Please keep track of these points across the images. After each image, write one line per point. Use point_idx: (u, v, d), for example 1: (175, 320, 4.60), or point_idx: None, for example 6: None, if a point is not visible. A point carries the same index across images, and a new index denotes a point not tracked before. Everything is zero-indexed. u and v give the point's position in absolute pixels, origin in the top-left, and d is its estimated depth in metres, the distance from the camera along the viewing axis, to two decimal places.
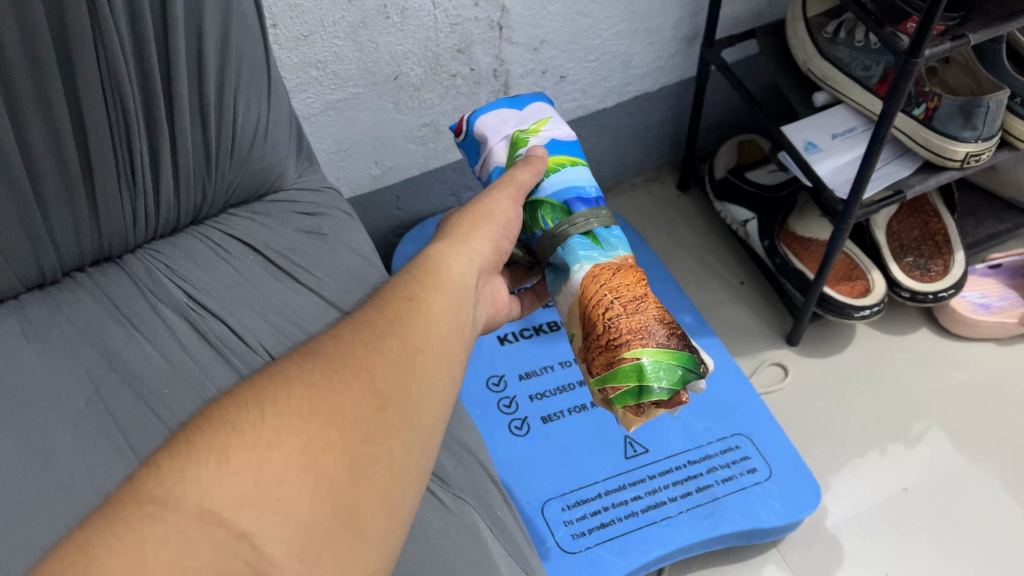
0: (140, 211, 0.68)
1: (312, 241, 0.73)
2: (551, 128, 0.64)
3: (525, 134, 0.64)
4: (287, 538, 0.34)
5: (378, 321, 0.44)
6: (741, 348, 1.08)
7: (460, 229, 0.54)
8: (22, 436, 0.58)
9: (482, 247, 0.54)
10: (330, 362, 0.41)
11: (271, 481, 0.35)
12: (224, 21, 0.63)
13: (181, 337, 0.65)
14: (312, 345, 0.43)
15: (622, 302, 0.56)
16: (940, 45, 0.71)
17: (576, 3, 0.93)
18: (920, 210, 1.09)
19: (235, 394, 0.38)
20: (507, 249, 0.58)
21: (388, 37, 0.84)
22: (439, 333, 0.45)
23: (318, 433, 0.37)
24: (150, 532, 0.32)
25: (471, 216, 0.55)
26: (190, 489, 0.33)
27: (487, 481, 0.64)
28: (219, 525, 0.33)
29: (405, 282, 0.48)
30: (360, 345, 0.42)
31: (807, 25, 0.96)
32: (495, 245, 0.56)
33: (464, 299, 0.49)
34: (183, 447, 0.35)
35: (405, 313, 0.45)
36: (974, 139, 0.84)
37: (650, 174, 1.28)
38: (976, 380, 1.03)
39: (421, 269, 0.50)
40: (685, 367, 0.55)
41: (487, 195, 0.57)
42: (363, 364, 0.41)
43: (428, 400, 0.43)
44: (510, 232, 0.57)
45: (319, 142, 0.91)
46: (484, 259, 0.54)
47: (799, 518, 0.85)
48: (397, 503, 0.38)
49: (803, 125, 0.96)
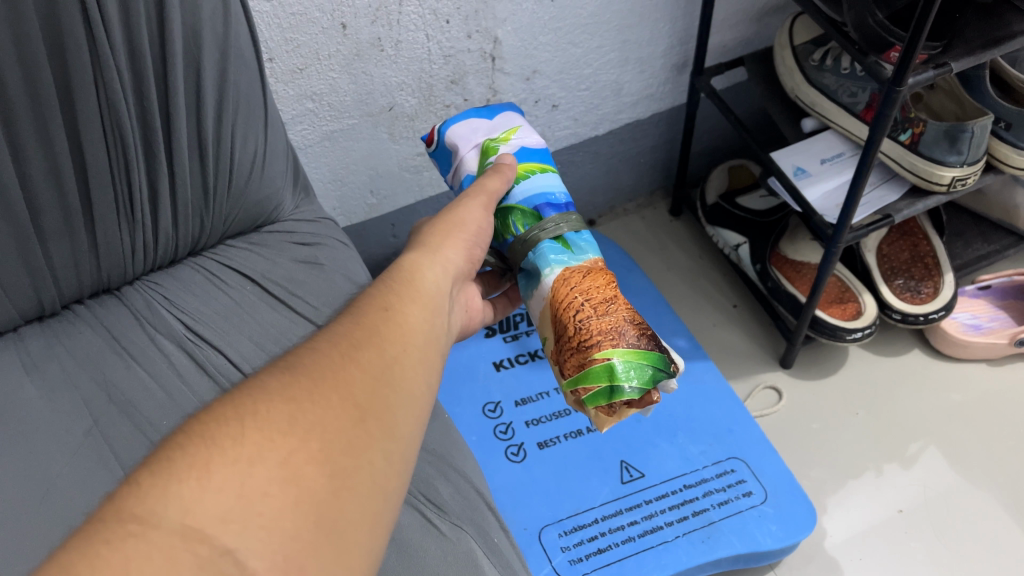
0: (139, 245, 0.69)
1: (309, 271, 0.74)
2: (520, 136, 0.66)
3: (496, 142, 0.65)
4: (271, 552, 0.33)
5: (355, 332, 0.44)
6: (735, 371, 1.08)
7: (433, 238, 0.56)
8: (20, 468, 0.58)
9: (456, 254, 0.55)
10: (306, 374, 0.40)
11: (253, 496, 0.34)
12: (223, 56, 0.64)
13: (180, 368, 0.65)
14: (289, 358, 0.42)
15: (593, 303, 0.58)
16: (923, 73, 0.73)
17: (567, 34, 0.94)
18: (909, 233, 1.10)
19: (213, 409, 0.38)
20: (480, 256, 0.60)
21: (382, 69, 0.86)
22: (415, 344, 0.46)
23: (299, 446, 0.37)
24: (134, 551, 0.31)
25: (444, 225, 0.57)
26: (173, 507, 0.33)
27: (484, 508, 0.65)
28: (202, 541, 0.32)
29: (382, 291, 0.49)
30: (337, 356, 0.42)
31: (794, 54, 0.97)
32: (469, 252, 0.57)
33: (439, 308, 0.50)
34: (163, 465, 0.34)
35: (381, 321, 0.46)
36: (959, 164, 0.86)
37: (642, 200, 1.29)
38: (969, 401, 1.04)
39: (397, 279, 0.50)
40: (655, 367, 0.57)
41: (457, 205, 0.59)
42: (342, 374, 0.41)
43: (408, 409, 0.42)
44: (482, 241, 0.59)
45: (315, 172, 0.92)
46: (458, 266, 0.55)
47: (795, 541, 0.86)
48: (379, 513, 0.38)
49: (792, 150, 0.97)
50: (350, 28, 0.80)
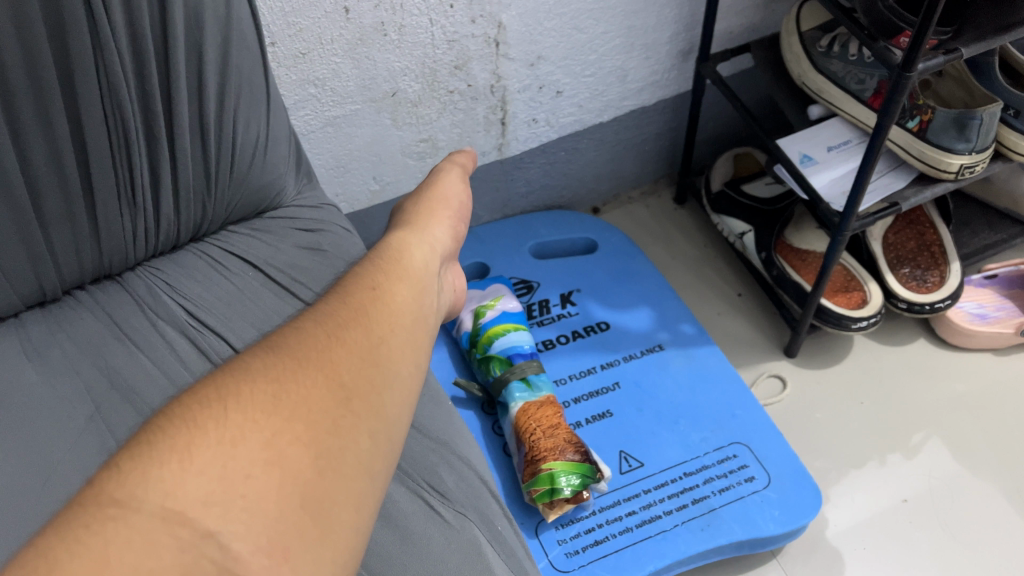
0: (140, 228, 0.69)
1: (312, 258, 0.74)
2: (499, 305, 0.96)
3: (483, 311, 0.95)
4: (254, 534, 0.33)
5: (342, 310, 0.44)
6: (741, 360, 1.08)
7: (420, 218, 0.59)
8: (19, 454, 0.58)
9: (441, 232, 0.58)
10: (291, 354, 0.40)
11: (236, 477, 0.34)
12: (224, 40, 0.64)
13: (181, 354, 0.65)
14: (274, 338, 0.42)
15: None
16: (933, 59, 0.72)
17: (572, 19, 0.93)
18: (916, 221, 1.09)
19: (198, 391, 0.37)
20: (463, 237, 0.63)
21: (386, 54, 0.85)
22: (404, 323, 0.45)
23: (284, 427, 0.36)
24: (115, 535, 0.31)
25: (428, 204, 0.61)
26: (153, 490, 0.32)
27: (487, 495, 0.64)
28: (183, 524, 0.32)
29: (370, 270, 0.49)
30: (326, 332, 0.42)
31: (801, 40, 0.96)
32: (452, 229, 0.60)
33: (427, 284, 0.50)
34: (144, 448, 0.34)
35: (368, 295, 0.46)
36: (968, 152, 0.85)
37: (647, 188, 1.28)
38: (973, 391, 1.04)
39: (386, 258, 0.51)
40: None
41: (437, 187, 0.64)
42: (328, 352, 0.41)
43: (398, 387, 0.42)
44: (463, 217, 0.63)
45: (317, 158, 0.91)
46: (445, 243, 0.58)
47: (798, 525, 0.85)
48: (364, 494, 0.37)
49: (799, 137, 0.96)
50: (353, 13, 0.79)
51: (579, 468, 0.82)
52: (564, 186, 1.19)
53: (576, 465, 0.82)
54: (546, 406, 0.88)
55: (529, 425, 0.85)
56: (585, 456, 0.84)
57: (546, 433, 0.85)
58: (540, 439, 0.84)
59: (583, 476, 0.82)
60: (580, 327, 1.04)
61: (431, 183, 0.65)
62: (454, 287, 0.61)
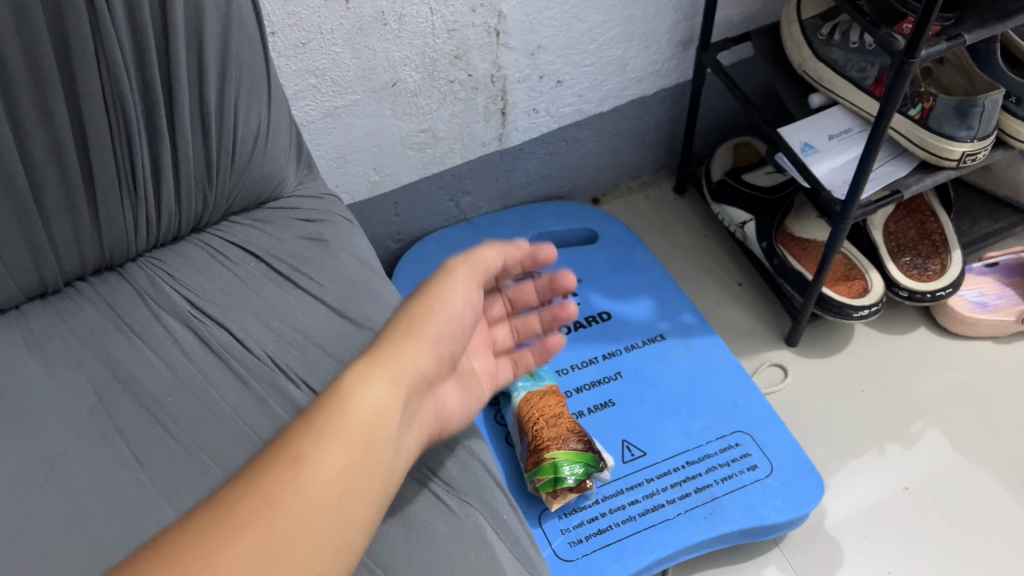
0: (141, 219, 0.68)
1: (313, 248, 0.74)
2: None
3: None
4: None
5: (253, 497, 0.44)
6: (742, 349, 1.08)
7: (394, 338, 0.55)
8: (22, 444, 0.60)
9: (418, 358, 0.54)
10: (175, 559, 0.40)
11: None
12: (224, 29, 0.63)
13: (184, 345, 0.66)
14: (174, 529, 0.42)
15: None
16: (935, 45, 0.72)
17: (572, 8, 0.93)
18: (917, 210, 1.09)
19: None
20: (454, 348, 0.59)
21: (385, 43, 0.85)
22: (318, 513, 0.45)
23: None
24: None
25: (416, 313, 0.57)
26: None
27: (493, 484, 0.64)
28: None
29: (305, 430, 0.47)
30: (218, 535, 0.42)
31: (802, 28, 0.96)
32: (436, 354, 0.56)
33: (370, 446, 0.49)
34: None
35: (289, 474, 0.45)
36: (969, 139, 0.85)
37: (647, 178, 1.28)
38: (973, 379, 1.04)
39: (332, 404, 0.49)
40: None
41: (432, 296, 0.58)
42: (216, 557, 0.41)
43: None
44: (455, 327, 0.59)
45: (318, 149, 0.91)
46: (422, 371, 0.54)
47: (801, 513, 0.86)
48: None
49: (800, 126, 0.96)
50: (353, 2, 0.79)
51: (583, 457, 0.82)
52: (564, 177, 1.18)
53: (580, 454, 0.82)
54: (548, 396, 0.87)
55: (531, 415, 0.85)
56: (589, 445, 0.84)
57: (549, 422, 0.85)
58: (543, 429, 0.84)
59: (586, 465, 0.82)
60: (581, 318, 1.04)
61: (435, 287, 0.59)
62: (431, 411, 0.59)
